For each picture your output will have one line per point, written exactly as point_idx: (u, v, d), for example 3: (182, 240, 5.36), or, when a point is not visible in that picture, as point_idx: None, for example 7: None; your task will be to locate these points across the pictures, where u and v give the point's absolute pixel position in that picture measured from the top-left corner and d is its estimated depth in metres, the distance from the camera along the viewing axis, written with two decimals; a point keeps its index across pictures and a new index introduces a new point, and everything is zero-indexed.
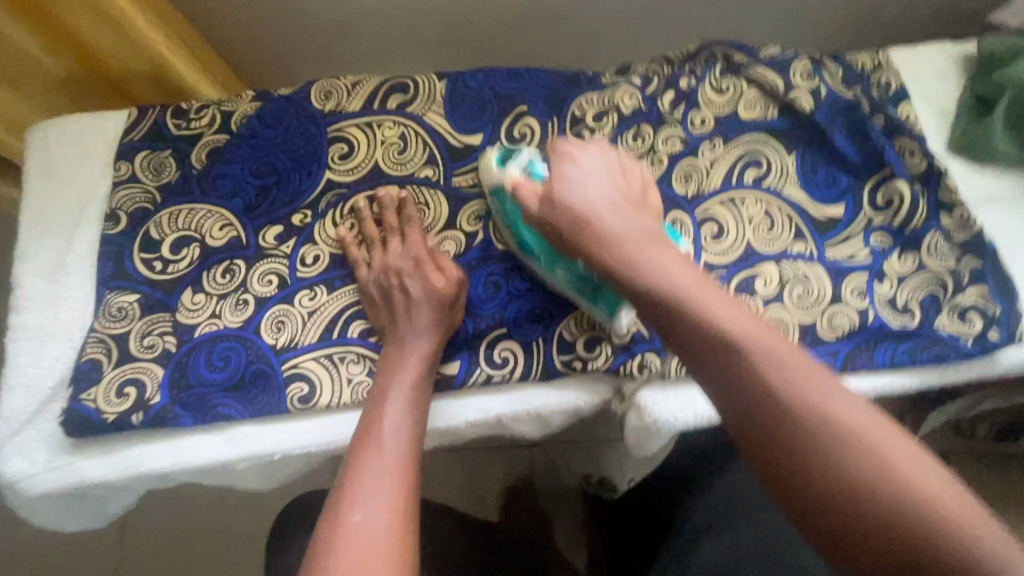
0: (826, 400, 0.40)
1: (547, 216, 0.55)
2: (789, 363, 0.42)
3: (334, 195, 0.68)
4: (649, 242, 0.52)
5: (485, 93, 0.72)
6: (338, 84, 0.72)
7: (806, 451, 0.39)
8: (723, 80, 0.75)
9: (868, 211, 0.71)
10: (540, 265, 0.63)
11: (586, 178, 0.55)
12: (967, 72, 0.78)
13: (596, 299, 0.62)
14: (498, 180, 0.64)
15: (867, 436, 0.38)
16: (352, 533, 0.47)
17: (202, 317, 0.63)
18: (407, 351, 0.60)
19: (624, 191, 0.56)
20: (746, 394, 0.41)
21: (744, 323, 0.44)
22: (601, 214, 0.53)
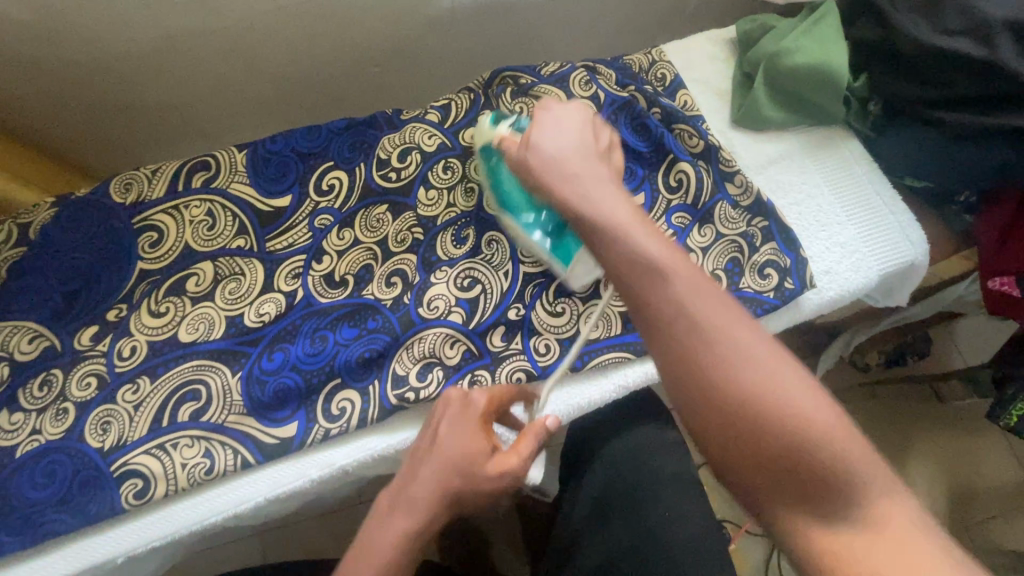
0: (763, 377, 0.41)
1: (524, 162, 0.52)
2: (741, 334, 0.42)
3: (148, 283, 0.69)
4: (628, 208, 0.48)
5: (286, 153, 0.75)
6: (138, 175, 0.73)
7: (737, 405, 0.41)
8: (515, 101, 0.79)
9: (665, 194, 0.77)
10: (518, 217, 0.68)
11: (562, 128, 0.53)
12: (732, 53, 0.88)
13: (554, 249, 0.67)
14: (488, 137, 0.69)
15: (802, 410, 0.41)
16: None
17: (22, 437, 0.62)
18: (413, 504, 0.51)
19: (586, 135, 0.53)
20: (706, 377, 0.42)
21: (706, 294, 0.43)
22: (561, 155, 0.51)
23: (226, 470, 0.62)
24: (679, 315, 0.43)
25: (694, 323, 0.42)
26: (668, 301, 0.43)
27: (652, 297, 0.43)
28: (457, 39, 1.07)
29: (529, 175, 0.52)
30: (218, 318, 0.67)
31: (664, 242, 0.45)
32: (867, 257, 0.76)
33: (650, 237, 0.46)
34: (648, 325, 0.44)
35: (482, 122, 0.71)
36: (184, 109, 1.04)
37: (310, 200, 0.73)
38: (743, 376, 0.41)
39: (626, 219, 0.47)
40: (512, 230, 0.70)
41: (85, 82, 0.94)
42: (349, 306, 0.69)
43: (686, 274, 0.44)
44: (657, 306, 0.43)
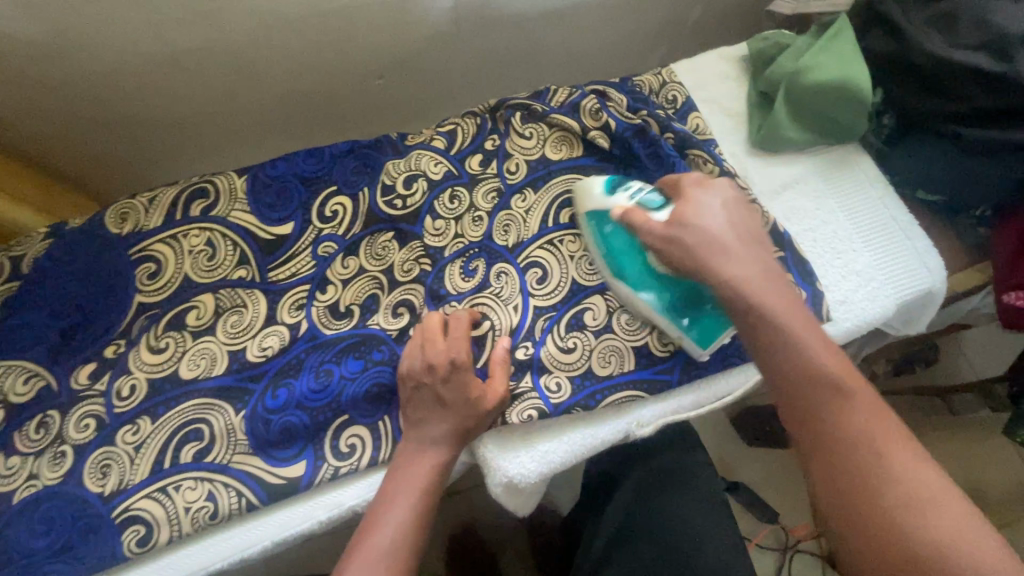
0: (932, 514, 0.42)
1: (674, 240, 0.56)
2: (914, 467, 0.44)
3: (147, 317, 0.67)
4: (793, 307, 0.52)
5: (289, 179, 0.72)
6: (135, 203, 0.71)
7: (877, 490, 0.44)
8: (527, 126, 0.78)
9: None
10: (631, 290, 0.66)
11: (712, 209, 0.57)
12: (744, 72, 0.86)
13: (691, 328, 0.64)
14: (603, 206, 0.66)
15: (970, 553, 0.40)
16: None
17: (18, 482, 0.60)
18: (419, 451, 0.60)
19: (749, 221, 0.58)
20: (865, 488, 0.44)
21: (880, 417, 0.46)
22: (723, 238, 0.55)
23: (231, 512, 0.60)
24: (851, 430, 0.46)
25: (870, 442, 0.45)
26: (842, 414, 0.47)
27: (823, 403, 0.48)
28: (460, 53, 1.04)
29: (679, 252, 0.56)
30: (220, 353, 0.65)
31: (842, 358, 0.49)
32: (884, 284, 0.74)
33: (832, 353, 0.49)
34: (795, 409, 0.49)
35: (591, 184, 0.68)
36: (180, 127, 1.02)
37: (314, 226, 0.71)
38: (904, 502, 0.43)
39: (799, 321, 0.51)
40: (636, 307, 0.67)
41: (77, 103, 0.91)
42: (356, 337, 0.66)
43: (864, 391, 0.47)
44: (824, 413, 0.47)
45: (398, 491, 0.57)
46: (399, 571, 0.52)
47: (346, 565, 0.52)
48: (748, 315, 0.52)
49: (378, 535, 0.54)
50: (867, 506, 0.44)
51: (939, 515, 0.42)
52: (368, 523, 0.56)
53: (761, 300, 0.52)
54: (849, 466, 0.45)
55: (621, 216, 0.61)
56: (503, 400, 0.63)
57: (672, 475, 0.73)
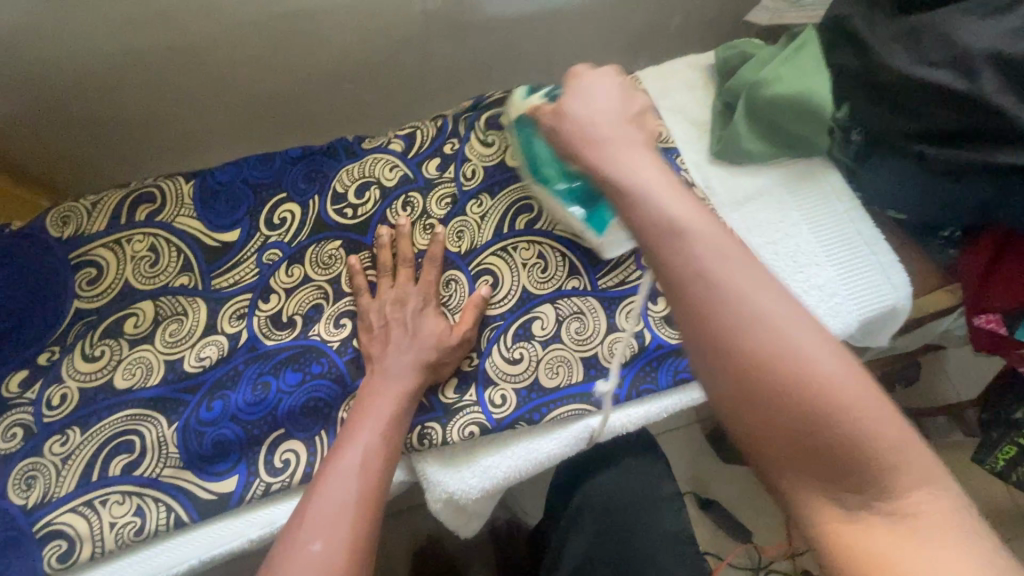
0: (800, 350, 0.37)
1: (557, 130, 0.54)
2: (771, 295, 0.38)
3: (84, 324, 0.65)
4: (656, 170, 0.46)
5: (237, 184, 0.70)
6: (77, 207, 0.69)
7: (771, 366, 0.37)
8: (488, 132, 0.75)
9: None
10: (546, 184, 0.66)
11: (592, 96, 0.54)
12: (715, 81, 0.84)
13: (585, 219, 0.66)
14: (520, 107, 0.67)
15: (832, 379, 0.36)
16: (312, 566, 0.46)
17: None
18: (385, 383, 0.61)
19: (625, 104, 0.54)
20: (754, 354, 0.37)
21: (727, 251, 0.40)
22: (591, 124, 0.52)
23: (157, 529, 0.58)
24: (698, 274, 0.39)
25: (717, 281, 0.39)
26: (692, 262, 0.40)
27: (666, 254, 0.41)
28: (433, 57, 1.03)
29: (561, 141, 0.54)
30: (157, 364, 0.64)
31: (686, 198, 0.43)
32: (846, 301, 0.73)
33: (679, 198, 0.43)
34: (670, 278, 0.40)
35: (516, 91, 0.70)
36: (146, 128, 1.01)
37: (259, 234, 0.69)
38: (772, 343, 0.37)
39: (644, 174, 0.45)
40: (546, 204, 0.69)
41: (38, 103, 0.90)
42: (296, 348, 0.65)
43: (709, 228, 0.41)
44: (670, 262, 0.40)
45: (364, 421, 0.57)
46: (371, 499, 0.52)
47: (316, 488, 0.52)
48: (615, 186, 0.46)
49: (346, 457, 0.54)
50: (759, 383, 0.37)
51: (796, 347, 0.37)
52: (335, 450, 0.56)
53: (628, 171, 0.46)
54: (708, 315, 0.38)
55: (529, 108, 0.63)
56: (471, 339, 0.65)
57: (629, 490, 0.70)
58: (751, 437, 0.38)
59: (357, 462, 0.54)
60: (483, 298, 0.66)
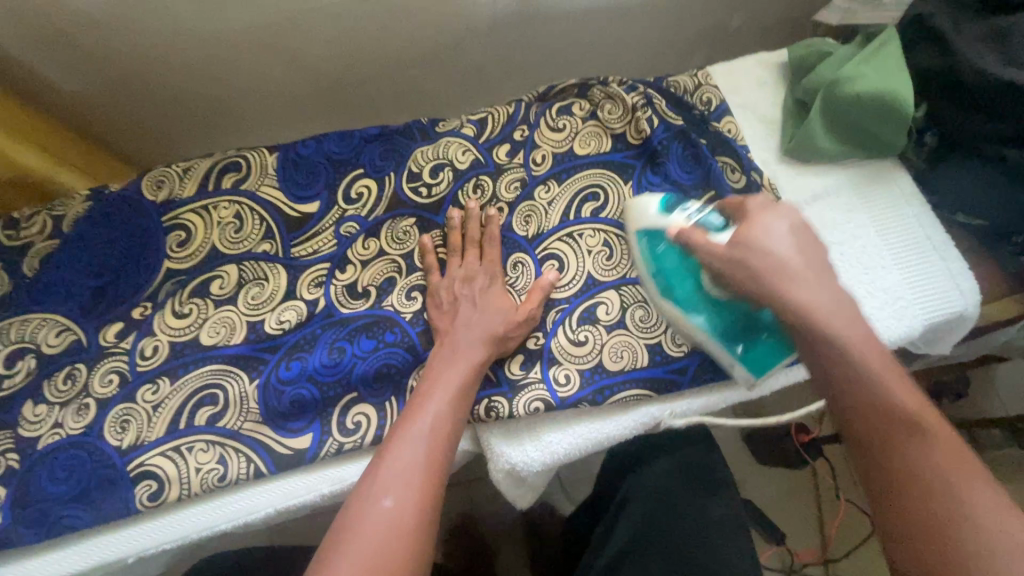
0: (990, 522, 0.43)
1: (738, 262, 0.57)
2: (946, 448, 0.46)
3: (174, 283, 0.69)
4: (846, 313, 0.53)
5: (318, 159, 0.74)
6: (170, 172, 0.73)
7: (926, 487, 0.45)
8: (559, 118, 0.78)
9: None
10: (681, 311, 0.65)
11: (782, 234, 0.57)
12: (784, 79, 0.84)
13: (745, 355, 0.64)
14: (660, 223, 0.66)
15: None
16: (384, 523, 0.49)
17: (44, 428, 0.63)
18: (454, 354, 0.63)
19: (816, 243, 0.58)
20: (908, 472, 0.46)
21: (935, 425, 0.47)
22: (788, 259, 0.56)
23: (238, 477, 0.62)
24: (906, 442, 0.47)
25: (911, 437, 0.47)
26: (899, 430, 0.47)
27: (875, 417, 0.48)
28: (497, 44, 1.04)
29: (740, 269, 0.57)
30: (240, 323, 0.68)
31: (890, 368, 0.50)
32: (912, 303, 0.72)
33: (881, 364, 0.50)
34: (846, 410, 0.50)
35: (647, 203, 0.68)
36: (221, 102, 1.05)
37: (338, 208, 0.72)
38: (965, 513, 0.43)
39: (850, 333, 0.52)
40: (687, 334, 0.67)
41: (126, 74, 0.95)
42: (370, 317, 0.68)
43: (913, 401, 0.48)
44: (878, 426, 0.48)
45: (434, 391, 0.60)
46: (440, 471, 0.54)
47: (392, 450, 0.55)
48: (801, 318, 0.53)
49: (422, 417, 0.57)
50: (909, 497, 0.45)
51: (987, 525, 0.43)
52: (408, 417, 0.58)
53: (814, 304, 0.53)
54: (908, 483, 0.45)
55: (680, 234, 0.62)
56: (535, 317, 0.67)
57: (685, 476, 0.72)
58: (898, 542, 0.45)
59: (424, 428, 0.56)
60: (551, 281, 0.68)
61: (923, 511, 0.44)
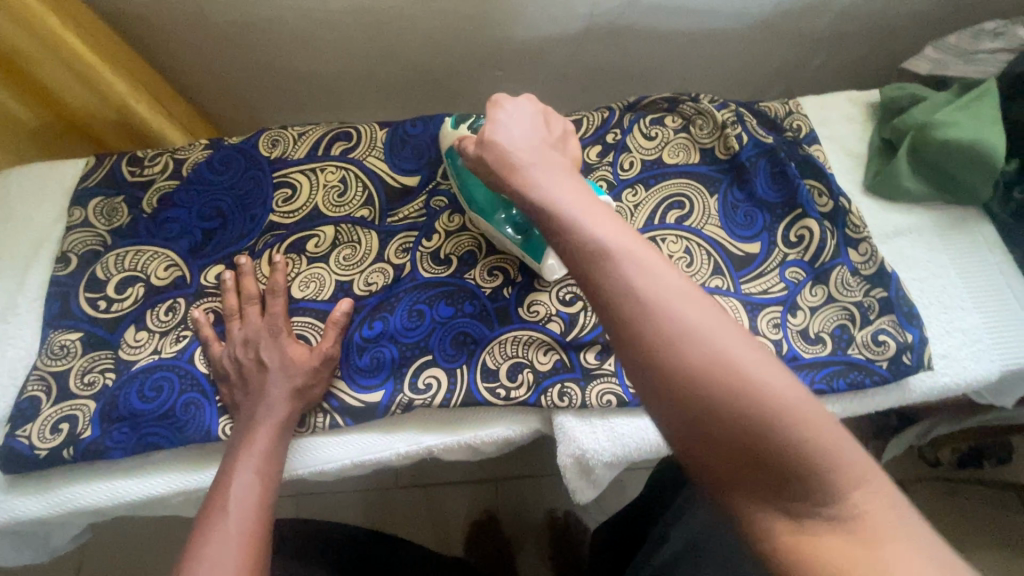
0: (734, 358, 0.39)
1: (481, 158, 0.57)
2: (700, 310, 0.41)
3: (272, 235, 0.72)
4: (576, 191, 0.51)
5: (424, 137, 0.78)
6: (285, 133, 0.78)
7: (682, 366, 0.39)
8: (652, 128, 0.81)
9: (783, 248, 0.76)
10: (482, 214, 0.69)
11: (513, 124, 0.58)
12: (872, 117, 0.86)
13: (526, 243, 0.67)
14: (451, 139, 0.69)
15: (779, 400, 0.38)
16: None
17: (144, 353, 0.66)
18: (249, 425, 0.60)
19: (545, 133, 0.59)
20: (666, 349, 0.40)
21: (656, 269, 0.43)
22: (520, 151, 0.55)
23: (317, 427, 0.65)
24: (629, 293, 0.42)
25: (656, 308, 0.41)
26: (650, 316, 0.41)
27: (592, 275, 0.44)
28: (585, 57, 1.09)
29: (490, 172, 0.56)
30: (330, 280, 0.71)
31: (616, 225, 0.46)
32: (991, 348, 0.72)
33: (623, 241, 0.45)
34: (595, 299, 0.44)
35: (445, 123, 0.71)
36: (317, 82, 1.10)
37: (436, 181, 0.76)
38: (698, 349, 0.39)
39: (586, 210, 0.48)
40: (487, 231, 0.71)
41: (239, 46, 1.01)
42: (453, 285, 0.71)
43: (634, 250, 0.44)
44: (600, 285, 0.43)
45: (240, 459, 0.57)
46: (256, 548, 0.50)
47: (205, 536, 0.50)
48: (543, 214, 0.49)
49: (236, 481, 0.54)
50: (674, 385, 0.39)
51: (728, 353, 0.39)
52: (214, 490, 0.54)
53: (549, 193, 0.50)
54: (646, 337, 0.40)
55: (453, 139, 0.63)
56: (334, 358, 0.65)
57: None
58: (686, 440, 0.38)
59: (245, 499, 0.53)
60: (348, 311, 0.67)
61: (690, 390, 0.38)
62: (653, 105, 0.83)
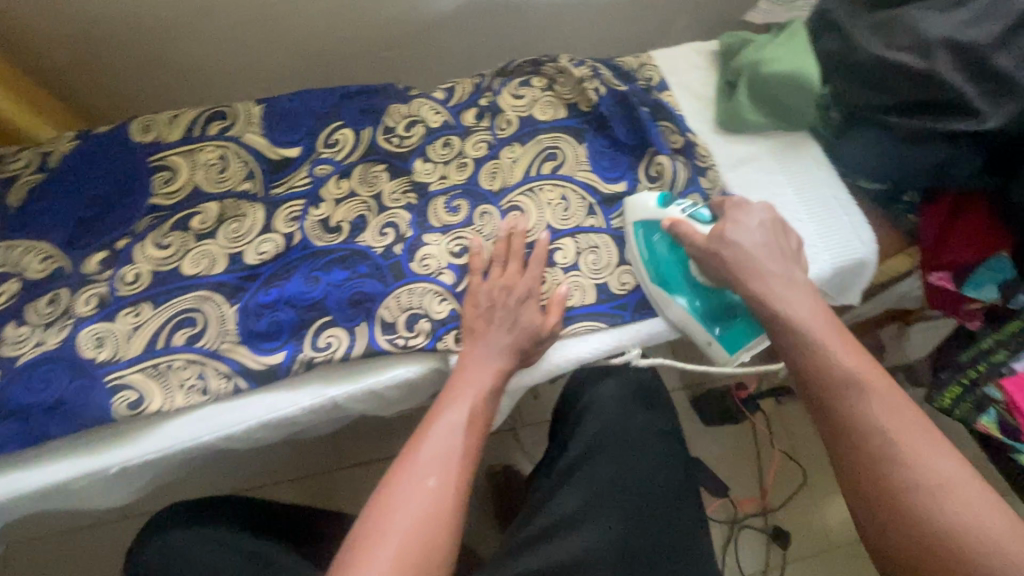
0: (950, 492, 0.51)
1: (718, 254, 0.69)
2: (928, 453, 0.53)
3: (154, 218, 0.73)
4: (815, 309, 0.64)
5: (302, 112, 0.80)
6: (157, 118, 0.77)
7: (900, 486, 0.53)
8: (521, 88, 0.86)
9: (644, 184, 0.84)
10: (666, 295, 0.75)
11: (751, 228, 0.70)
12: (714, 63, 0.97)
13: (724, 333, 0.74)
14: (653, 216, 0.76)
15: (991, 538, 0.49)
16: (429, 502, 0.56)
17: (26, 347, 0.66)
18: (483, 364, 0.67)
19: (790, 242, 0.71)
20: (888, 472, 0.53)
21: (894, 403, 0.56)
22: (755, 258, 0.68)
23: (218, 393, 0.67)
24: (871, 421, 0.56)
25: (883, 436, 0.55)
26: (885, 439, 0.55)
27: (834, 397, 0.58)
28: (470, 38, 1.14)
29: (722, 268, 0.69)
30: (220, 255, 0.72)
31: (858, 356, 0.59)
32: (821, 250, 0.85)
33: (866, 371, 0.58)
34: (824, 407, 0.59)
35: (643, 199, 0.77)
36: (198, 74, 1.08)
37: (316, 152, 0.78)
38: (915, 475, 0.52)
39: (827, 334, 0.61)
40: (671, 312, 0.76)
41: (105, 42, 0.98)
42: (343, 251, 0.74)
43: (882, 389, 0.57)
44: (835, 406, 0.58)
45: (465, 391, 0.64)
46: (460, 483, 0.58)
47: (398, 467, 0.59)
48: (779, 328, 0.64)
49: (449, 414, 0.62)
50: (888, 505, 0.53)
51: (955, 498, 0.51)
52: (431, 411, 0.64)
53: (791, 305, 0.64)
54: (882, 463, 0.54)
55: (674, 226, 0.73)
56: None
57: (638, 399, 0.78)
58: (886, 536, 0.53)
59: (451, 419, 0.62)
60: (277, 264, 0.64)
61: (898, 508, 0.52)
62: (519, 70, 0.89)
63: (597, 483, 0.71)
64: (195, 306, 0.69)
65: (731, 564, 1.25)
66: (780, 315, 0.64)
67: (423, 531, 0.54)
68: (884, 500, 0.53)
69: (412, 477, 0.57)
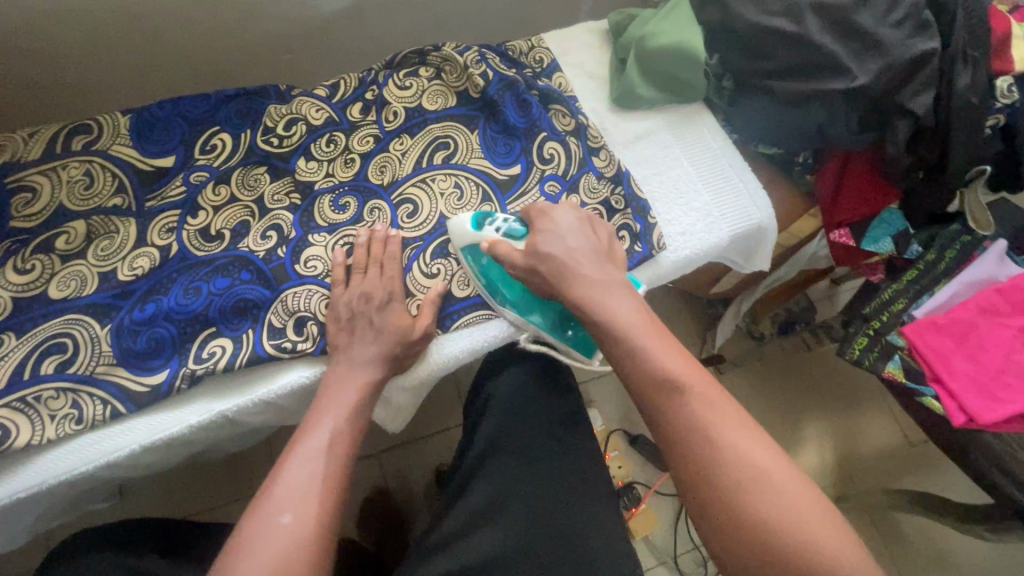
0: (769, 479, 0.49)
1: (538, 265, 0.65)
2: (747, 443, 0.51)
3: (14, 242, 0.69)
4: (631, 309, 0.60)
5: (174, 119, 0.77)
6: (15, 138, 0.73)
7: (727, 481, 0.50)
8: (407, 79, 0.85)
9: (539, 165, 0.82)
10: (515, 312, 0.73)
11: (563, 235, 0.66)
12: (607, 42, 0.97)
13: (576, 340, 0.73)
14: (475, 240, 0.71)
15: (805, 524, 0.47)
16: (284, 536, 0.51)
17: None
18: (353, 373, 0.65)
19: (599, 241, 0.67)
20: (714, 467, 0.51)
21: (710, 399, 0.54)
22: (575, 261, 0.64)
23: (95, 419, 0.63)
24: (688, 420, 0.53)
25: (707, 431, 0.52)
26: (707, 437, 0.52)
27: (658, 400, 0.54)
28: (371, 35, 1.11)
29: (541, 277, 0.65)
30: (90, 275, 0.68)
31: (676, 355, 0.56)
32: (719, 219, 0.85)
33: (680, 368, 0.55)
34: (651, 410, 0.55)
35: (460, 223, 0.73)
36: (80, 87, 1.01)
37: (192, 160, 0.75)
38: (733, 467, 0.50)
39: (643, 335, 0.58)
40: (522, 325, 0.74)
41: None
42: (223, 259, 0.71)
43: (698, 385, 0.54)
44: (661, 408, 0.54)
45: (331, 408, 0.62)
46: (323, 511, 0.54)
47: (260, 500, 0.54)
48: (600, 331, 0.60)
49: (316, 436, 0.59)
50: (713, 499, 0.50)
51: (769, 485, 0.49)
52: (297, 433, 0.60)
53: (608, 312, 0.60)
54: (708, 460, 0.51)
55: (490, 249, 0.68)
56: None
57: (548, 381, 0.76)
58: (718, 532, 0.50)
59: (319, 440, 0.59)
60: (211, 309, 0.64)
61: (722, 500, 0.50)
62: (406, 61, 0.88)
63: (498, 477, 0.69)
64: (63, 331, 0.65)
65: (683, 538, 1.25)
66: (598, 318, 0.60)
67: (280, 566, 0.50)
68: (713, 496, 0.50)
69: (276, 504, 0.53)
